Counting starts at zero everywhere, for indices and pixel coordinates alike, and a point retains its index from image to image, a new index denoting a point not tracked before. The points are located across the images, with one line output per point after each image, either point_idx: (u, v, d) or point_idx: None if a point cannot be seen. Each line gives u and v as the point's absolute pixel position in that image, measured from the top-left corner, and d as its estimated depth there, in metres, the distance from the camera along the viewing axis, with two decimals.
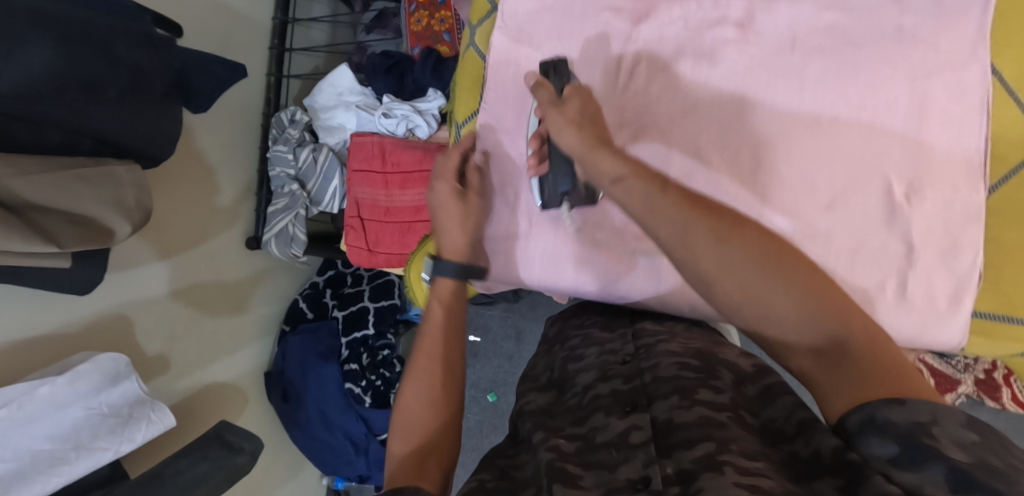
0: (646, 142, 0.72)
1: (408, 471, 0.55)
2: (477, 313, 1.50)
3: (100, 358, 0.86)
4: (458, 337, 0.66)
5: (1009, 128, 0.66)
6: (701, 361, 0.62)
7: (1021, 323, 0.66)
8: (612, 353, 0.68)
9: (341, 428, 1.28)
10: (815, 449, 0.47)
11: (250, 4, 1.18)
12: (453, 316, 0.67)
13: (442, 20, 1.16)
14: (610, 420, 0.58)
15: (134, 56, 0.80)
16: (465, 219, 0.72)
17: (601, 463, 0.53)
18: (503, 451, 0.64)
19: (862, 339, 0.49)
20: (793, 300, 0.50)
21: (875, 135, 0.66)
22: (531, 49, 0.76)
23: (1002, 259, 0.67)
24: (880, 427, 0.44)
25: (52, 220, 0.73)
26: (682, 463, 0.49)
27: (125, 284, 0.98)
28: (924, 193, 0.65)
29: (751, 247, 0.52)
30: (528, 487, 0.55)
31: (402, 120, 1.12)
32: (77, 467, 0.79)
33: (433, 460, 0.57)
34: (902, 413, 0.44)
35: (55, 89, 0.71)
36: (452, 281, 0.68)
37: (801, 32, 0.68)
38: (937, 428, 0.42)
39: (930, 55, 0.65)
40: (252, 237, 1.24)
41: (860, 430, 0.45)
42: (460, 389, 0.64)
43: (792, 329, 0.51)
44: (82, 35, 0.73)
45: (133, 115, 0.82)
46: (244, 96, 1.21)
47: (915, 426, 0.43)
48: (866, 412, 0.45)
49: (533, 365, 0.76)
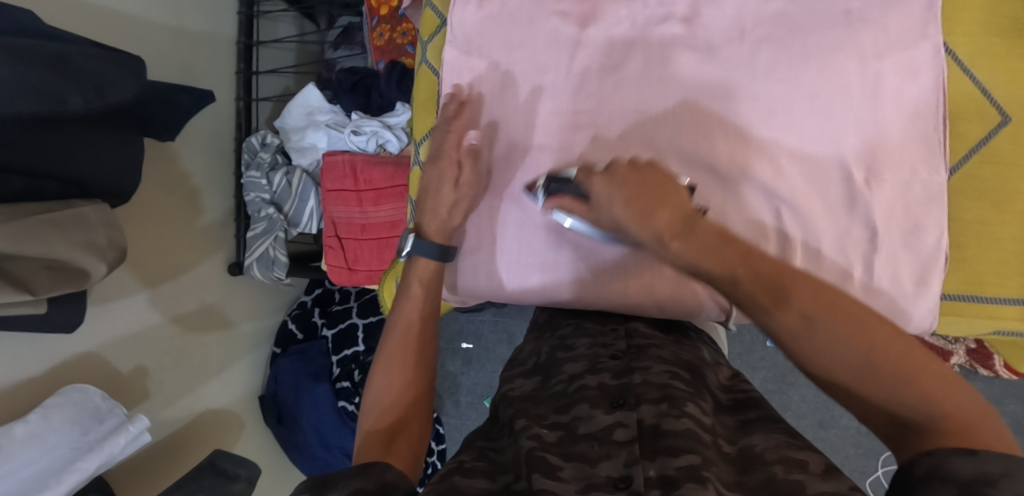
0: (600, 145, 0.72)
1: (375, 453, 0.59)
2: (468, 321, 1.50)
3: (69, 392, 0.87)
4: (434, 312, 0.72)
5: (964, 104, 0.67)
6: (692, 376, 0.62)
7: (987, 301, 0.67)
8: (602, 346, 0.68)
9: (338, 446, 1.27)
10: (799, 485, 0.47)
11: (212, 31, 1.18)
12: (431, 294, 0.72)
13: (404, 33, 1.15)
14: (595, 413, 0.57)
15: (94, 65, 0.76)
16: (456, 205, 0.74)
17: (583, 456, 0.53)
18: (485, 434, 0.63)
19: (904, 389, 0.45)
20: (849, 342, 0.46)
21: (830, 122, 0.66)
22: (480, 59, 0.75)
23: (966, 237, 0.67)
24: (948, 481, 0.40)
25: (31, 268, 0.74)
26: (666, 468, 0.49)
27: (103, 321, 0.97)
28: (882, 176, 0.65)
29: (766, 281, 0.50)
30: (507, 471, 0.55)
31: (371, 137, 1.11)
32: (58, 490, 0.79)
33: (403, 441, 0.62)
34: (971, 463, 0.40)
35: (10, 97, 0.68)
36: (433, 262, 0.72)
37: (749, 23, 0.68)
38: (1007, 482, 0.39)
39: (880, 37, 0.65)
40: (235, 263, 1.24)
41: (925, 477, 0.41)
42: (429, 364, 0.69)
43: (850, 364, 0.47)
44: (32, 50, 0.69)
45: (88, 137, 0.81)
46: (214, 124, 1.20)
47: (980, 480, 0.39)
48: (935, 460, 0.42)
49: (522, 349, 0.75)
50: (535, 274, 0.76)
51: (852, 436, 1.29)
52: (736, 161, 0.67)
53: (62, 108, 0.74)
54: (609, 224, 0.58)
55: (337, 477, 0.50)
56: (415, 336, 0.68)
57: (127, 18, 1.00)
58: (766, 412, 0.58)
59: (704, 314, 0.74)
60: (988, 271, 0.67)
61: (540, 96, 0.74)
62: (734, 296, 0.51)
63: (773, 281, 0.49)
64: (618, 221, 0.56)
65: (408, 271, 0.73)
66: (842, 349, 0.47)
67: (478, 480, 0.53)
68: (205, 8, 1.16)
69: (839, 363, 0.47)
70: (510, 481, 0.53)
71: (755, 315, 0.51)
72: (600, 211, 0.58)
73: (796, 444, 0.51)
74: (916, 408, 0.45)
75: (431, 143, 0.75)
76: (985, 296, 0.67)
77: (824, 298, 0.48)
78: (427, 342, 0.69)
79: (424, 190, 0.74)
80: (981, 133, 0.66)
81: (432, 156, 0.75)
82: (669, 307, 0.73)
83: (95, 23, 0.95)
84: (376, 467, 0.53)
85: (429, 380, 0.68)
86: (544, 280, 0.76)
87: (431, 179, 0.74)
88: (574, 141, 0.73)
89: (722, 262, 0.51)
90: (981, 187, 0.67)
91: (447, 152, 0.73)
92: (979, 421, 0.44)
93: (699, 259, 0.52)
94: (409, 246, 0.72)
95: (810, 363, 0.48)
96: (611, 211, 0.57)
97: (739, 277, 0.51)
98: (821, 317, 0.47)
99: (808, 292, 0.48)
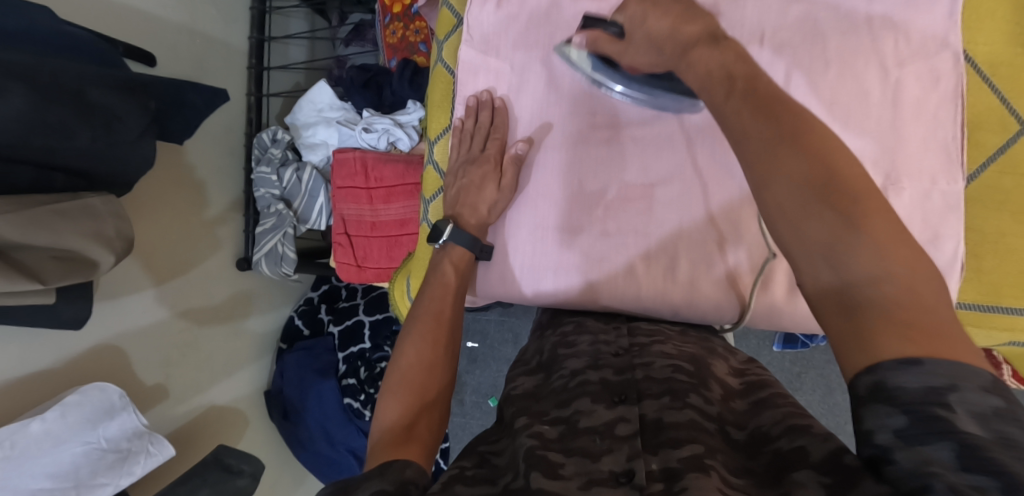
0: (619, 146, 0.74)
1: (395, 438, 0.57)
2: (474, 320, 1.50)
3: (87, 389, 0.86)
4: (459, 298, 0.72)
5: (985, 114, 0.67)
6: (696, 368, 0.61)
7: (1006, 311, 0.67)
8: (605, 343, 0.67)
9: (343, 443, 1.29)
10: (802, 450, 0.45)
11: (225, 26, 1.18)
12: (462, 277, 0.73)
13: (418, 31, 1.16)
14: (596, 407, 0.56)
15: (108, 101, 0.78)
16: (497, 203, 0.74)
17: (584, 450, 0.51)
18: (486, 437, 0.62)
19: (864, 252, 0.42)
20: (812, 182, 0.46)
21: (850, 128, 0.66)
22: (497, 59, 0.76)
23: (983, 247, 0.67)
24: (892, 397, 0.38)
25: (38, 257, 0.74)
26: (668, 460, 0.48)
27: (112, 315, 0.97)
28: (901, 184, 0.65)
29: (765, 115, 0.50)
30: (507, 473, 0.53)
31: (382, 134, 1.10)
32: None
33: (422, 424, 0.60)
34: (915, 376, 0.38)
35: (18, 119, 0.69)
36: (465, 250, 0.74)
37: (769, 28, 0.67)
38: (956, 396, 0.37)
39: (902, 44, 0.65)
40: (242, 258, 1.24)
41: (870, 397, 0.39)
42: (454, 354, 0.68)
43: (807, 208, 0.45)
44: (48, 81, 0.72)
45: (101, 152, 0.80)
46: (226, 119, 1.20)
47: (928, 394, 0.37)
48: (876, 375, 0.39)
49: (525, 349, 0.74)
50: (548, 277, 0.76)
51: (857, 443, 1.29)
52: None
53: (68, 142, 0.76)
54: (641, 45, 0.62)
55: (358, 481, 0.50)
56: (438, 325, 0.68)
57: (140, 14, 1.00)
58: (775, 391, 0.56)
59: (718, 318, 0.73)
60: (1005, 282, 0.67)
61: (557, 99, 0.74)
62: (725, 111, 0.53)
63: (764, 101, 0.51)
64: (649, 35, 0.61)
65: (442, 255, 0.75)
66: (802, 169, 0.46)
67: (479, 486, 0.52)
68: (218, 4, 1.15)
69: (795, 198, 0.46)
70: (508, 482, 0.52)
71: (738, 140, 0.51)
72: (632, 35, 0.63)
73: (801, 413, 0.50)
74: (860, 269, 0.42)
75: (466, 152, 0.77)
76: (1001, 305, 0.67)
77: (813, 144, 0.47)
78: (454, 331, 0.69)
79: (465, 186, 0.75)
80: (1000, 143, 0.66)
81: (474, 156, 0.76)
82: (684, 311, 0.73)
83: (109, 19, 0.95)
84: (396, 465, 0.53)
85: (453, 372, 0.67)
86: (557, 280, 0.75)
87: (472, 179, 0.74)
88: (590, 147, 0.74)
89: (728, 93, 0.53)
90: (999, 197, 0.67)
91: (489, 153, 0.74)
92: (935, 304, 0.41)
93: (708, 77, 0.55)
94: (445, 235, 0.73)
95: (774, 199, 0.47)
96: (647, 34, 0.61)
97: (737, 113, 0.51)
98: (798, 156, 0.47)
99: (802, 131, 0.48)
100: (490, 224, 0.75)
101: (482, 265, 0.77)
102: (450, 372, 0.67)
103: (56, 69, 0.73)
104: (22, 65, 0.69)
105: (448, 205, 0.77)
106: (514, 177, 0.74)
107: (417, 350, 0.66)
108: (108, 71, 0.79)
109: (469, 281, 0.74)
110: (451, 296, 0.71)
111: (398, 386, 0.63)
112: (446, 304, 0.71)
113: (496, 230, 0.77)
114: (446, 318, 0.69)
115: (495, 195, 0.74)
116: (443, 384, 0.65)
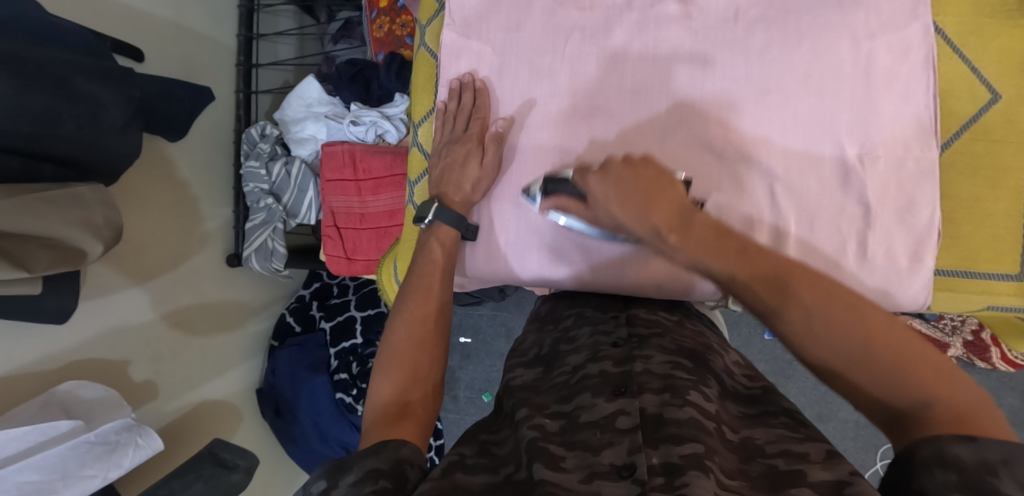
0: (600, 126, 0.73)
1: (389, 416, 0.58)
2: (466, 315, 1.50)
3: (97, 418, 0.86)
4: (448, 280, 0.72)
5: (955, 82, 0.69)
6: (695, 364, 0.60)
7: (979, 277, 0.70)
8: (604, 334, 0.66)
9: (335, 438, 1.28)
10: (799, 472, 0.47)
11: (213, 25, 1.19)
12: (449, 257, 0.74)
13: (404, 24, 1.17)
14: (597, 401, 0.55)
15: (94, 90, 0.79)
16: (482, 181, 0.75)
17: (585, 444, 0.51)
18: (486, 426, 0.61)
19: (893, 360, 0.47)
20: (828, 317, 0.50)
21: (824, 99, 0.68)
22: (480, 43, 0.77)
23: (959, 214, 0.70)
24: (948, 464, 0.41)
25: (26, 245, 0.73)
26: (669, 456, 0.48)
27: (101, 311, 0.97)
28: (876, 153, 0.67)
29: (764, 271, 0.53)
30: (509, 463, 0.53)
31: (370, 127, 1.13)
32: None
33: (416, 405, 0.60)
34: (972, 450, 0.41)
35: (8, 105, 0.69)
36: (452, 229, 0.74)
37: (743, 5, 0.70)
38: (1007, 469, 0.39)
39: (872, 17, 0.67)
40: (233, 254, 1.24)
41: (924, 460, 0.42)
42: (445, 339, 0.68)
43: (835, 341, 0.49)
44: (36, 69, 0.72)
45: (88, 139, 0.81)
46: (215, 116, 1.21)
47: (980, 466, 0.40)
48: (936, 446, 0.42)
49: (522, 339, 0.73)
50: (533, 258, 0.77)
51: (851, 430, 1.29)
52: (733, 137, 0.70)
53: (56, 129, 0.76)
54: (607, 221, 0.60)
55: (353, 459, 0.51)
56: (428, 313, 0.68)
57: (127, 11, 1.01)
58: (770, 406, 0.57)
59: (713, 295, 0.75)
60: (981, 247, 0.70)
61: (538, 79, 0.75)
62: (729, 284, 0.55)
63: (762, 270, 0.53)
64: (616, 218, 0.58)
65: (428, 234, 0.75)
66: (841, 334, 0.49)
67: (479, 475, 0.51)
68: (205, 1, 1.16)
69: (836, 353, 0.49)
70: (511, 472, 0.51)
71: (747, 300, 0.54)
72: (596, 211, 0.60)
73: (796, 437, 0.51)
74: (914, 398, 0.46)
75: (452, 131, 0.77)
76: (979, 271, 0.70)
77: (819, 284, 0.51)
78: (447, 318, 0.69)
79: (449, 164, 0.75)
80: (971, 111, 0.69)
81: (457, 136, 0.77)
82: (668, 285, 0.73)
83: (98, 14, 0.96)
84: (391, 444, 0.53)
85: (445, 354, 0.67)
86: (541, 261, 0.76)
87: (455, 157, 0.75)
88: (574, 127, 0.74)
89: (718, 253, 0.55)
90: (972, 165, 0.70)
91: (473, 132, 0.75)
92: (973, 401, 0.45)
93: (697, 256, 0.56)
94: (432, 213, 0.74)
95: (799, 339, 0.51)
96: (609, 211, 0.59)
97: (735, 266, 0.54)
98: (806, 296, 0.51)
99: (802, 278, 0.52)
100: (474, 202, 0.76)
101: (465, 243, 0.78)
102: (442, 355, 0.67)
103: (41, 56, 0.73)
104: (9, 54, 0.69)
105: (434, 185, 0.77)
106: (496, 156, 0.75)
107: (407, 329, 0.66)
108: (92, 60, 0.80)
109: (456, 259, 0.75)
110: (439, 273, 0.72)
111: (390, 365, 0.63)
112: (434, 295, 0.70)
113: (480, 209, 0.78)
114: (434, 297, 0.70)
115: (479, 173, 0.75)
116: (434, 360, 0.65)
